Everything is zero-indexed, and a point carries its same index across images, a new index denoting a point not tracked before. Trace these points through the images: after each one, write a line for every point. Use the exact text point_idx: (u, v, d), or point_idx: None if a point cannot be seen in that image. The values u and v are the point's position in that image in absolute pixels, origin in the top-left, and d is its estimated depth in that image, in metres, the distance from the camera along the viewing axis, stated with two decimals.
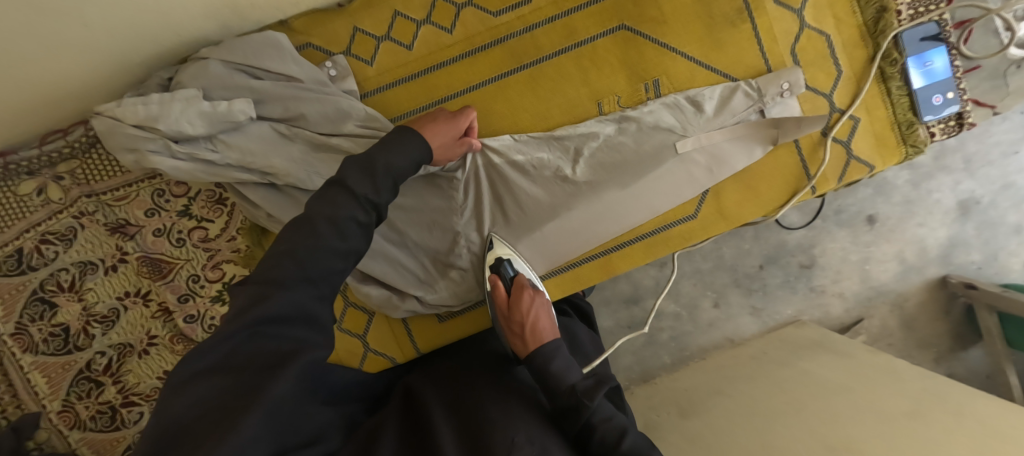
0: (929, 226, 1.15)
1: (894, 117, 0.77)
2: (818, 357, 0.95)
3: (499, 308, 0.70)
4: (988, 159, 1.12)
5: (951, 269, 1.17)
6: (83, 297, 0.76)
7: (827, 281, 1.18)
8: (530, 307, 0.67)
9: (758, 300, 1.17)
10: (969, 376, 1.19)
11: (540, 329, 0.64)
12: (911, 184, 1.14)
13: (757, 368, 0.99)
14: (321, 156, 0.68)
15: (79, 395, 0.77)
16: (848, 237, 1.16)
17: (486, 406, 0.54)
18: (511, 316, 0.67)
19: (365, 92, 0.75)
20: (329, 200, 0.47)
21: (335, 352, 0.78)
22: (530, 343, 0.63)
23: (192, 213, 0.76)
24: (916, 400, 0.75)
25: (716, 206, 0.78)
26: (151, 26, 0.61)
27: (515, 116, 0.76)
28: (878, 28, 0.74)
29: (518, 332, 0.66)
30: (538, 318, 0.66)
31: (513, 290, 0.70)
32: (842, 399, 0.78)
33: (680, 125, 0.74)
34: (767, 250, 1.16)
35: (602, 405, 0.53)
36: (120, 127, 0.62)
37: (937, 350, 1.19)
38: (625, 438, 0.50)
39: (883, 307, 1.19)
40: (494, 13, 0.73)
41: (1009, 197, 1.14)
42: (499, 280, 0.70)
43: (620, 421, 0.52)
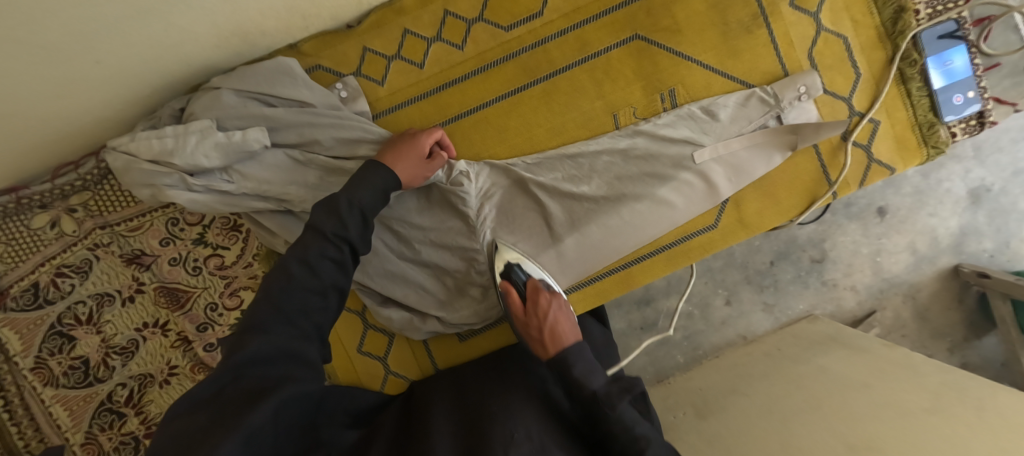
0: (941, 216, 1.14)
1: (914, 119, 0.75)
2: (832, 353, 0.94)
3: (514, 316, 0.67)
4: (999, 146, 1.11)
5: (963, 258, 1.16)
6: (102, 329, 0.75)
7: (839, 275, 1.17)
8: (548, 309, 0.64)
9: (770, 296, 1.17)
10: (983, 364, 1.18)
11: (561, 331, 0.62)
12: (921, 174, 1.13)
13: (772, 366, 0.98)
14: (334, 180, 0.68)
15: (101, 427, 0.76)
16: (859, 230, 1.15)
17: (483, 415, 0.53)
18: (528, 321, 0.65)
19: (377, 113, 0.74)
20: (300, 243, 0.49)
21: (355, 375, 0.77)
22: (551, 347, 0.61)
23: (207, 240, 0.75)
24: (936, 394, 0.74)
25: (737, 216, 0.77)
26: (163, 58, 0.60)
27: (530, 131, 0.75)
28: (897, 30, 0.72)
29: (538, 336, 0.63)
30: (557, 320, 0.63)
31: (527, 294, 0.67)
32: (860, 396, 0.76)
33: (696, 136, 0.73)
34: (778, 246, 1.15)
35: (625, 411, 0.52)
36: (135, 163, 0.62)
37: (950, 340, 1.18)
38: (649, 449, 0.49)
39: (895, 298, 1.18)
40: (505, 28, 0.72)
41: (1021, 183, 1.13)
42: (512, 287, 0.68)
43: (643, 429, 0.51)
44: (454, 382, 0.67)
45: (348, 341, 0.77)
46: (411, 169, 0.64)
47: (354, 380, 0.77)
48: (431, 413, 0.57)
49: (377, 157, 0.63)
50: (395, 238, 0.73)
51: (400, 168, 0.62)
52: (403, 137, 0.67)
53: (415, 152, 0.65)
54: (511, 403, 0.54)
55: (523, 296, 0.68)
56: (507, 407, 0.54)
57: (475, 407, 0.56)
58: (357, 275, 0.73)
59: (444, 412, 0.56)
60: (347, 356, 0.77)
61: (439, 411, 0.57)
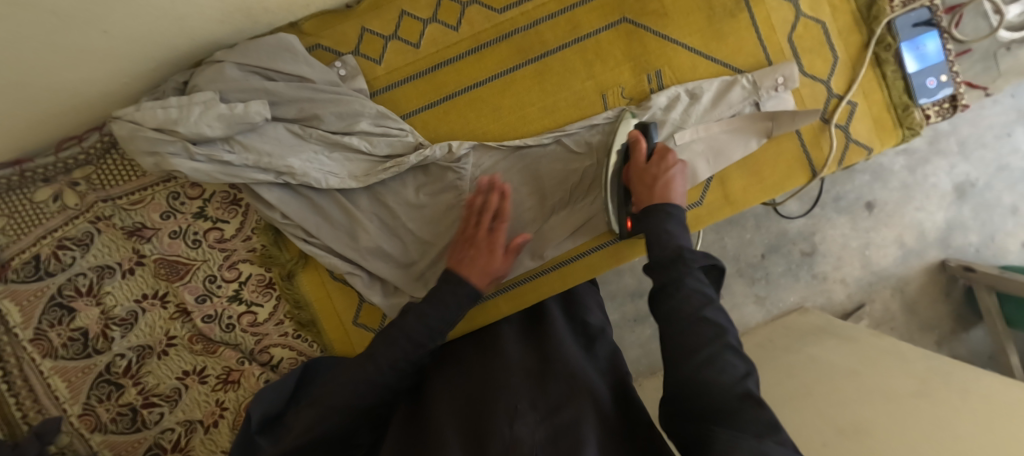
0: (927, 210, 1.18)
1: (890, 100, 0.79)
2: (824, 342, 0.97)
3: (632, 162, 0.70)
4: (982, 142, 1.16)
5: (949, 252, 1.20)
6: (102, 300, 0.77)
7: (829, 268, 1.20)
8: (671, 166, 0.67)
9: (762, 288, 1.19)
10: (972, 356, 1.22)
11: (671, 188, 0.65)
12: (908, 169, 1.17)
13: (766, 356, 1.00)
14: (335, 155, 0.72)
15: (100, 398, 0.77)
16: (848, 224, 1.19)
17: (485, 396, 0.55)
18: (646, 168, 0.68)
19: (374, 91, 0.76)
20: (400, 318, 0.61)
21: (351, 346, 0.78)
22: (659, 195, 0.65)
23: (207, 214, 0.77)
24: (924, 377, 0.77)
25: (723, 192, 0.79)
26: (167, 31, 0.62)
27: (523, 110, 0.78)
28: (871, 15, 0.76)
29: (649, 183, 0.67)
30: (673, 178, 0.66)
31: (655, 153, 0.69)
32: (849, 382, 0.79)
33: (678, 119, 0.76)
34: (769, 239, 1.18)
35: (694, 275, 0.54)
36: (139, 131, 0.61)
37: (939, 333, 1.21)
38: (709, 308, 0.51)
39: (884, 290, 1.21)
40: (499, 10, 0.76)
41: (1003, 178, 1.18)
42: (641, 138, 0.70)
43: (708, 292, 0.53)
44: (449, 362, 0.68)
45: (346, 314, 0.78)
46: (498, 277, 0.69)
47: (350, 351, 0.78)
48: (431, 406, 0.58)
49: (464, 258, 0.67)
50: (390, 213, 0.75)
51: (489, 268, 0.67)
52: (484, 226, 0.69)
53: (497, 261, 0.68)
54: (510, 380, 0.56)
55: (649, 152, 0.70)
56: (507, 384, 0.55)
57: (475, 390, 0.58)
58: (352, 251, 0.74)
59: (443, 402, 0.58)
60: (343, 327, 0.78)
61: (438, 402, 0.58)
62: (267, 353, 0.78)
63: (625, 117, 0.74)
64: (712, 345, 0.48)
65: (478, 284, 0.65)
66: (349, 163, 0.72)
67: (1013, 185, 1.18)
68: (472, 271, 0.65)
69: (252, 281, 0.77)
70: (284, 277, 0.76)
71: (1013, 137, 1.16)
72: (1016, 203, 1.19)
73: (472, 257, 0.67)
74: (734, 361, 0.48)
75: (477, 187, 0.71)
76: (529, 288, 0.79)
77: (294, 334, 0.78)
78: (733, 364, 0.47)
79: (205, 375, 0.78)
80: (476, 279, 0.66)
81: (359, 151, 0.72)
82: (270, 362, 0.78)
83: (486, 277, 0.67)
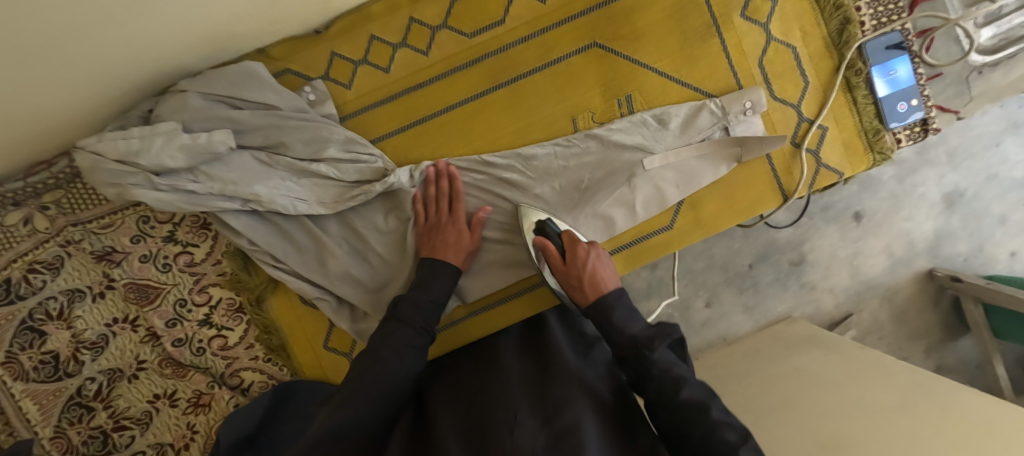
0: (916, 220, 1.18)
1: (861, 125, 0.78)
2: (808, 353, 0.97)
3: (550, 264, 0.71)
4: (971, 152, 1.16)
5: (938, 262, 1.21)
6: (72, 324, 0.76)
7: (817, 277, 1.19)
8: (587, 258, 0.68)
9: (750, 298, 1.19)
10: (959, 365, 1.23)
11: (599, 279, 0.67)
12: (897, 179, 1.17)
13: (752, 366, 1.01)
14: (303, 181, 0.72)
15: (71, 421, 0.77)
16: (836, 233, 1.18)
17: (488, 409, 0.55)
18: (566, 271, 0.69)
19: (344, 115, 0.76)
20: (389, 335, 0.62)
21: (321, 370, 0.78)
22: (590, 292, 0.66)
23: (177, 238, 0.77)
24: (904, 393, 0.77)
25: (693, 215, 0.78)
26: (129, 60, 0.62)
27: (494, 134, 0.77)
28: (842, 40, 0.76)
29: (576, 283, 0.68)
30: (595, 269, 0.67)
31: (564, 247, 0.71)
32: (831, 398, 0.81)
33: (647, 143, 0.76)
34: (757, 248, 1.17)
35: (664, 355, 0.56)
36: (102, 163, 0.62)
37: (927, 342, 1.23)
38: (686, 388, 0.53)
39: (873, 300, 1.21)
40: (469, 34, 0.75)
41: (992, 188, 1.18)
42: (547, 242, 0.70)
43: (681, 370, 0.55)
44: (453, 385, 0.68)
45: (315, 338, 0.78)
46: (472, 252, 0.74)
47: (320, 375, 0.79)
48: (435, 426, 0.58)
49: (431, 242, 0.72)
50: (359, 238, 0.76)
51: (456, 244, 0.72)
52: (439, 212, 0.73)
53: (468, 237, 0.73)
54: (510, 391, 0.57)
55: (559, 248, 0.71)
56: (506, 393, 0.57)
57: (474, 404, 0.59)
58: (320, 276, 0.74)
59: (446, 422, 0.58)
60: (313, 351, 0.78)
61: (442, 422, 0.58)
62: (237, 376, 0.78)
63: (525, 210, 0.75)
64: (701, 425, 0.50)
65: (450, 261, 0.71)
66: (317, 188, 0.72)
67: (1003, 195, 1.19)
68: (447, 252, 0.71)
69: (223, 305, 0.77)
70: (253, 302, 0.76)
71: (1001, 147, 1.16)
72: (1004, 212, 1.20)
73: (442, 240, 0.72)
74: (725, 433, 0.49)
75: (426, 177, 0.74)
76: (502, 310, 0.80)
77: (264, 358, 0.78)
78: (723, 437, 0.49)
79: (176, 399, 0.78)
80: (447, 257, 0.71)
81: (327, 178, 0.73)
82: (240, 386, 0.79)
83: (459, 254, 0.72)
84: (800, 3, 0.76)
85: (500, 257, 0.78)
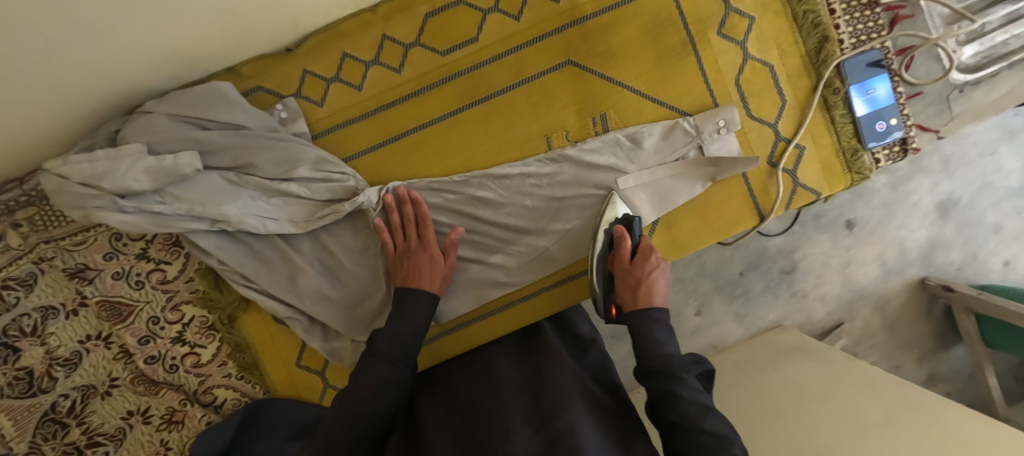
0: (909, 228, 1.16)
1: (839, 144, 0.78)
2: (797, 364, 0.97)
3: (618, 261, 0.68)
4: (965, 160, 1.14)
5: (930, 270, 1.19)
6: (45, 341, 0.76)
7: (809, 285, 1.17)
8: (653, 267, 0.65)
9: (740, 306, 1.16)
10: (951, 374, 1.22)
11: (655, 291, 0.63)
12: (890, 187, 1.15)
13: (741, 376, 1.00)
14: (273, 200, 0.72)
15: (45, 437, 0.77)
16: (828, 241, 1.16)
17: (483, 418, 0.57)
18: (630, 268, 0.66)
19: (316, 133, 0.75)
20: (367, 370, 0.59)
21: (295, 388, 0.78)
22: (642, 299, 0.62)
23: (150, 255, 0.76)
24: (891, 406, 0.77)
25: (669, 235, 0.78)
26: (95, 82, 0.61)
27: (467, 153, 0.76)
28: (820, 59, 0.75)
29: (632, 286, 0.64)
30: (657, 280, 0.64)
31: (638, 251, 0.67)
32: (818, 410, 0.80)
33: (620, 163, 0.75)
34: (748, 256, 1.15)
35: (691, 382, 0.54)
36: (66, 186, 0.62)
37: (919, 351, 1.21)
38: (709, 419, 0.51)
39: (865, 309, 1.20)
40: (442, 52, 0.74)
41: (986, 196, 1.16)
42: (627, 236, 0.67)
43: (705, 400, 0.53)
44: (447, 392, 0.69)
45: (288, 356, 0.78)
46: (447, 277, 0.71)
47: (294, 393, 0.79)
48: (431, 435, 0.59)
49: (404, 271, 0.69)
50: (332, 257, 0.75)
51: (428, 271, 0.69)
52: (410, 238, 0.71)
53: (440, 262, 0.70)
54: (504, 400, 0.58)
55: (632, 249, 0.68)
56: (500, 402, 0.58)
57: (469, 413, 0.60)
58: (291, 295, 0.74)
59: (442, 431, 0.59)
60: (286, 369, 0.78)
61: (438, 431, 0.60)
62: (210, 393, 0.79)
63: (613, 200, 0.74)
64: None
65: (425, 288, 0.68)
66: (287, 207, 0.72)
67: (997, 203, 1.17)
68: (422, 280, 0.68)
69: (196, 323, 0.77)
70: (224, 321, 0.76)
71: (996, 155, 1.15)
72: (998, 221, 1.18)
73: (416, 266, 0.69)
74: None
75: (386, 204, 0.71)
76: (475, 330, 0.79)
77: (237, 375, 0.78)
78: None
79: (150, 415, 0.78)
80: (421, 284, 0.68)
81: (297, 197, 0.72)
82: (213, 403, 0.79)
83: (433, 280, 0.69)
84: (777, 21, 0.75)
85: (474, 274, 0.77)
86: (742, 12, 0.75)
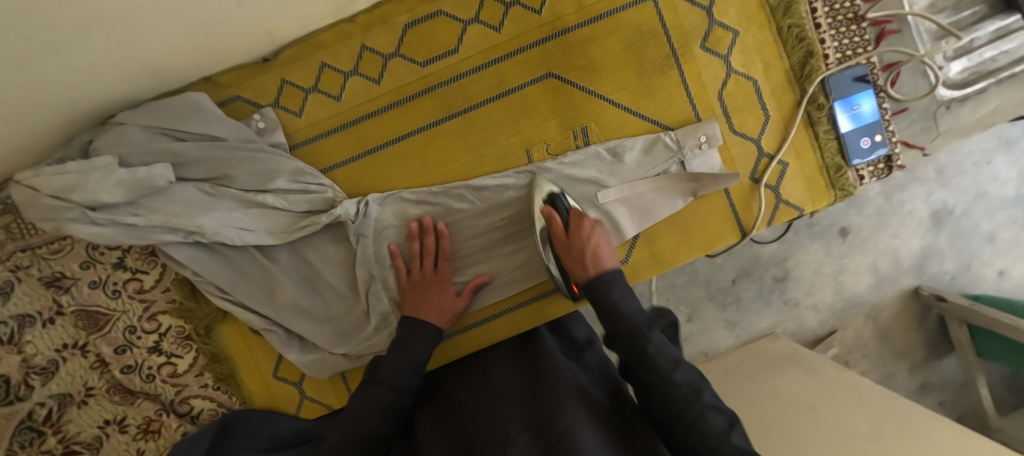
0: (902, 237, 1.14)
1: (823, 161, 0.77)
2: (787, 373, 0.95)
3: (554, 237, 0.70)
4: (960, 170, 1.13)
5: (924, 280, 1.17)
6: (22, 349, 0.74)
7: (801, 294, 1.15)
8: (591, 233, 0.69)
9: (732, 314, 1.14)
10: (944, 384, 1.19)
11: (601, 255, 0.68)
12: (884, 195, 1.13)
13: (729, 384, 0.98)
14: (250, 211, 0.71)
15: (22, 445, 0.74)
16: (821, 250, 1.14)
17: (480, 429, 0.55)
18: (569, 242, 0.69)
19: (294, 144, 0.74)
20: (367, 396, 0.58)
21: (272, 399, 0.79)
22: (591, 268, 0.67)
23: (127, 265, 0.76)
24: (877, 419, 0.76)
25: (649, 250, 0.77)
26: (65, 95, 0.61)
27: (446, 165, 0.76)
28: (805, 73, 0.74)
29: (578, 257, 0.68)
30: (597, 244, 0.68)
31: (570, 221, 0.71)
32: (805, 421, 0.79)
33: (600, 177, 0.75)
34: (740, 264, 1.13)
35: (657, 339, 0.56)
36: (37, 198, 0.62)
37: (912, 360, 1.18)
38: (678, 370, 0.53)
39: (857, 318, 1.17)
40: (422, 63, 0.73)
41: (981, 206, 1.14)
42: (554, 213, 0.70)
43: (673, 354, 0.55)
44: (443, 399, 0.67)
45: (265, 367, 0.79)
46: (455, 315, 0.72)
47: (271, 404, 0.80)
48: (424, 448, 0.57)
49: (415, 301, 0.70)
50: (310, 268, 0.75)
51: (440, 307, 0.70)
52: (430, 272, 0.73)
53: (454, 300, 0.72)
54: (502, 406, 0.57)
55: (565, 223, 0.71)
56: (498, 410, 0.57)
57: (468, 419, 0.59)
58: (267, 308, 0.73)
59: (439, 437, 0.58)
60: (263, 379, 0.79)
61: (432, 439, 0.58)
62: (187, 404, 0.78)
63: (539, 181, 0.73)
64: (692, 407, 0.49)
65: (433, 321, 0.68)
66: (264, 218, 0.71)
67: (992, 213, 1.15)
68: (429, 312, 0.69)
69: (173, 333, 0.77)
70: (200, 332, 0.77)
71: (991, 165, 1.13)
72: (993, 231, 1.16)
73: (426, 298, 0.70)
74: (714, 417, 0.49)
75: (409, 232, 0.74)
76: (453, 344, 0.77)
77: (214, 386, 0.79)
78: (713, 421, 0.48)
79: (126, 425, 0.77)
80: (430, 316, 0.69)
81: (273, 208, 0.71)
82: (190, 413, 0.79)
83: (442, 315, 0.70)
84: (762, 35, 0.74)
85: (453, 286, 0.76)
86: (726, 26, 0.74)
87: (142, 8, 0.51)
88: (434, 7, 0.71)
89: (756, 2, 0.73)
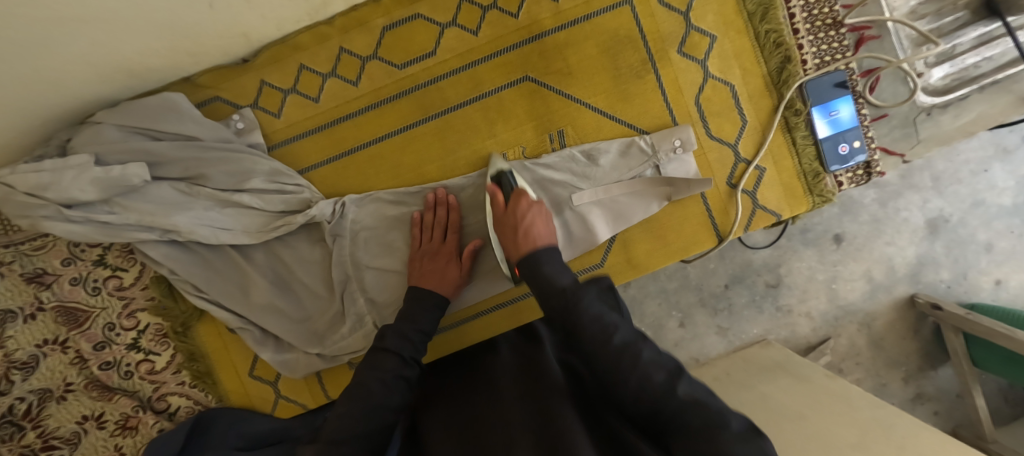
0: (897, 245, 1.13)
1: (800, 166, 0.77)
2: (777, 381, 0.94)
3: (495, 215, 0.70)
4: (957, 178, 1.12)
5: (919, 288, 1.15)
6: (3, 344, 0.74)
7: (794, 301, 1.14)
8: (527, 212, 0.68)
9: (723, 320, 1.13)
10: (938, 394, 1.17)
11: (533, 233, 0.66)
12: (879, 203, 1.12)
13: (718, 389, 0.97)
14: (227, 210, 0.72)
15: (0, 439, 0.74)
16: (814, 256, 1.13)
17: (483, 429, 0.54)
18: (505, 219, 0.68)
19: (272, 144, 0.75)
20: (379, 365, 0.58)
21: (246, 398, 0.80)
22: (523, 245, 0.65)
23: (107, 262, 0.77)
24: (863, 429, 0.75)
25: (625, 254, 0.77)
26: (42, 94, 0.61)
27: (421, 167, 0.76)
28: (781, 79, 0.74)
29: (512, 235, 0.67)
30: (532, 221, 0.67)
31: (510, 198, 0.70)
32: (791, 429, 0.78)
33: (575, 180, 0.75)
34: (732, 269, 1.12)
35: (592, 303, 0.54)
36: (13, 195, 0.64)
37: (906, 370, 1.17)
38: (616, 334, 0.51)
39: (850, 326, 1.15)
40: (399, 66, 0.74)
41: (979, 215, 1.13)
42: (497, 191, 0.70)
43: (610, 318, 0.52)
44: (439, 396, 0.66)
45: (241, 367, 0.80)
46: (460, 285, 0.72)
47: (247, 403, 0.81)
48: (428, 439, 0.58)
49: (420, 272, 0.70)
50: (287, 268, 0.75)
51: (445, 275, 0.70)
52: (432, 242, 0.72)
53: (458, 269, 0.72)
54: (506, 403, 0.56)
55: (507, 199, 0.71)
56: (505, 405, 0.56)
57: (471, 411, 0.58)
58: (242, 306, 0.74)
59: (444, 427, 0.58)
60: (238, 378, 0.80)
61: (435, 430, 0.58)
62: (164, 400, 0.79)
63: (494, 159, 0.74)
64: (635, 375, 0.48)
65: (439, 291, 0.69)
66: (241, 217, 0.72)
67: (989, 222, 1.14)
68: (434, 281, 0.69)
69: (151, 330, 0.78)
70: (177, 330, 0.78)
71: (988, 173, 1.12)
72: (991, 239, 1.15)
73: (431, 269, 0.70)
74: (657, 377, 0.48)
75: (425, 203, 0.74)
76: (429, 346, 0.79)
77: (191, 384, 0.79)
78: (654, 380, 0.48)
79: (104, 421, 0.77)
80: (434, 287, 0.69)
81: (249, 207, 0.72)
82: (167, 409, 0.80)
83: (446, 286, 0.70)
84: (739, 41, 0.74)
85: None
86: (703, 30, 0.74)
87: (113, 9, 0.52)
88: (412, 10, 0.72)
89: (734, 7, 0.73)
